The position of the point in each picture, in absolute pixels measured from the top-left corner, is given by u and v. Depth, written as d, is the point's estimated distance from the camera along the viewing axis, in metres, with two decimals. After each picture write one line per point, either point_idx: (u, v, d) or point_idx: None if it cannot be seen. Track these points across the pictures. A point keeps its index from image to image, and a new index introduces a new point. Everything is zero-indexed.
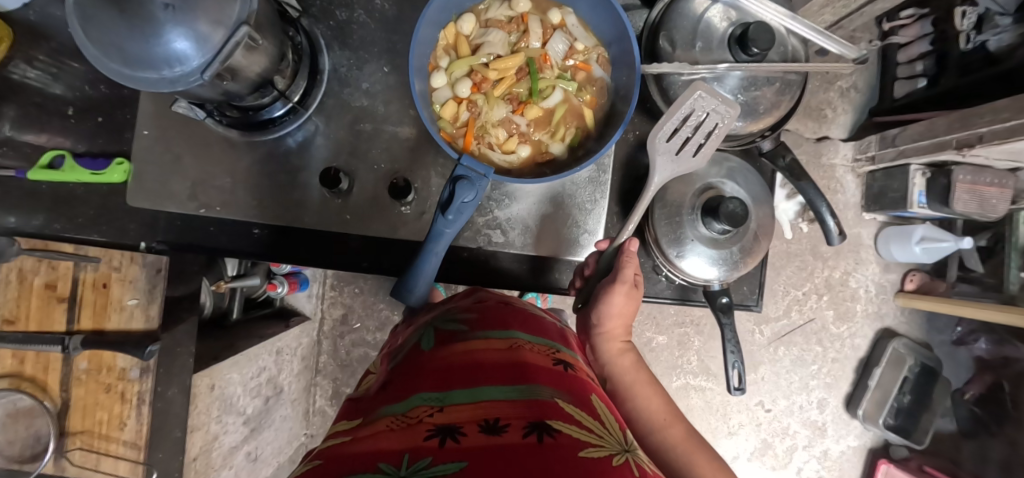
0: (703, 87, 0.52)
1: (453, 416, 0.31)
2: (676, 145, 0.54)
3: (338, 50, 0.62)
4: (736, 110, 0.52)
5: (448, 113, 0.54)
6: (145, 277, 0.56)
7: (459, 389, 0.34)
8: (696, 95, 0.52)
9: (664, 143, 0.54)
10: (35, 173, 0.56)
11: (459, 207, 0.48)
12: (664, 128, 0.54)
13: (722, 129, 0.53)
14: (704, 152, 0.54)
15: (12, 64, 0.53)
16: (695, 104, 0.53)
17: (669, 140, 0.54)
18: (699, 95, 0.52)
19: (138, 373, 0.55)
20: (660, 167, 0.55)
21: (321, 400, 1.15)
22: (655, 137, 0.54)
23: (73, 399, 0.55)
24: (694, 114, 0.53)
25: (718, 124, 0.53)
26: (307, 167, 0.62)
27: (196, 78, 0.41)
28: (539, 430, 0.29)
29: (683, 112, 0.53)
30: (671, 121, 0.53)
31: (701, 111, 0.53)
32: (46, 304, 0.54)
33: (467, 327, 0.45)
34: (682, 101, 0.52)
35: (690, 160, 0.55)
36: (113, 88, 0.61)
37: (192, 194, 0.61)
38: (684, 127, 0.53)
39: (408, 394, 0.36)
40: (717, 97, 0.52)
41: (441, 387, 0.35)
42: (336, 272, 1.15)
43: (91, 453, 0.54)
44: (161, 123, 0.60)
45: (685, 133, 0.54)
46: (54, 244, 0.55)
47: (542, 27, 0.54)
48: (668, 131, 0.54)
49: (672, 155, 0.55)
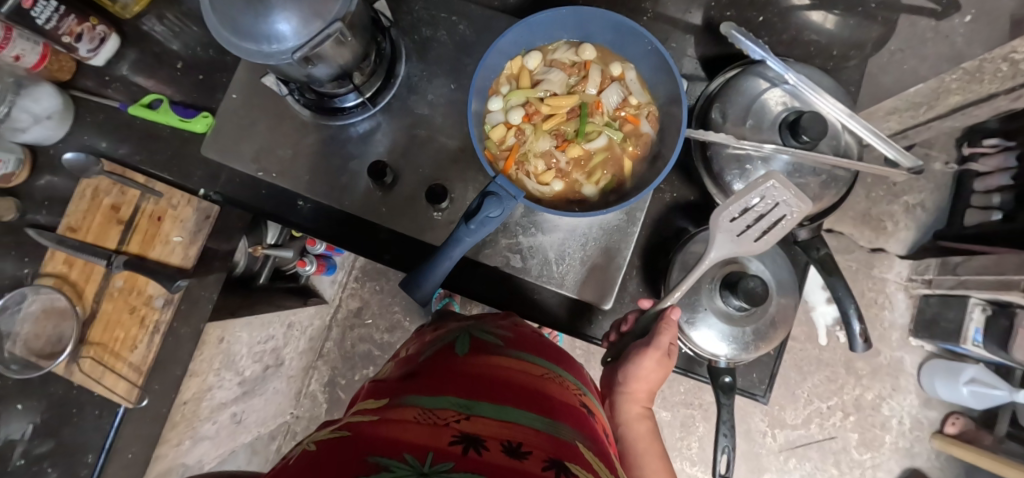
0: (777, 177, 0.51)
1: (479, 427, 0.32)
2: (739, 227, 0.53)
3: (414, 61, 0.65)
4: (808, 207, 0.51)
5: (496, 135, 0.54)
6: (194, 219, 0.62)
7: (486, 402, 0.35)
8: (769, 183, 0.51)
9: (726, 223, 0.53)
10: (134, 109, 0.64)
11: (482, 221, 0.48)
12: (731, 208, 0.52)
13: (790, 221, 0.52)
14: (766, 240, 0.53)
15: (145, 18, 0.66)
16: (767, 191, 0.51)
17: (734, 221, 0.52)
18: (770, 184, 0.51)
19: (161, 303, 0.60)
20: (717, 245, 0.53)
21: (314, 384, 1.28)
22: (719, 216, 0.52)
23: (100, 312, 0.60)
24: (762, 200, 0.52)
25: (786, 216, 0.52)
26: (358, 157, 0.64)
27: (286, 57, 0.47)
28: (560, 469, 0.29)
29: (752, 197, 0.52)
30: (739, 203, 0.52)
31: (770, 200, 0.51)
32: (106, 223, 0.61)
33: (502, 345, 0.46)
34: (754, 187, 0.51)
35: (749, 245, 0.53)
36: (219, 54, 0.68)
37: (255, 157, 0.65)
38: (750, 211, 0.52)
39: (436, 391, 0.36)
40: (790, 189, 0.51)
41: (469, 394, 0.36)
42: (361, 268, 1.30)
43: (98, 365, 0.58)
44: (249, 90, 0.66)
45: (750, 217, 0.52)
46: (130, 173, 0.63)
47: (601, 77, 0.55)
48: (734, 212, 0.52)
49: (734, 237, 0.53)
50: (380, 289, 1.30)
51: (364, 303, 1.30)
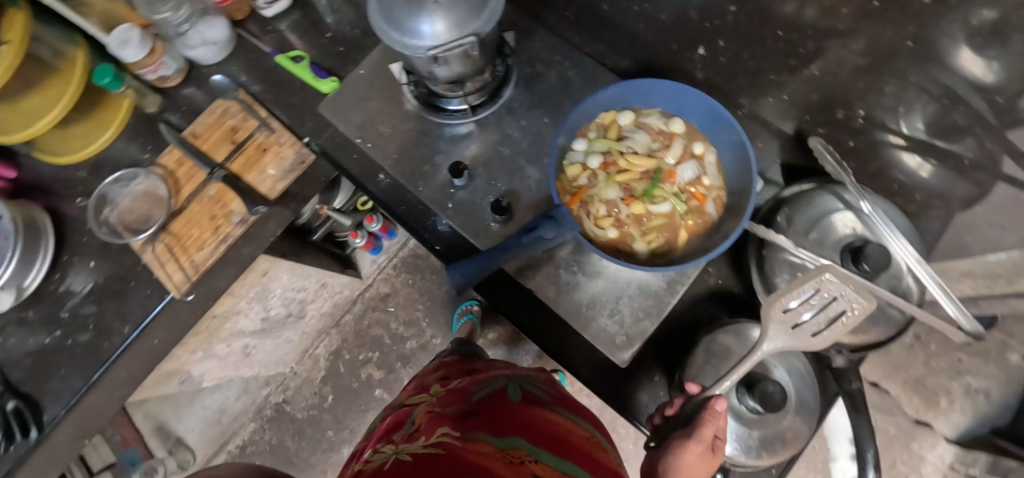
0: (833, 271, 0.51)
1: (548, 470, 0.36)
2: (796, 318, 0.51)
3: (521, 89, 0.70)
4: (871, 303, 0.50)
5: (571, 171, 0.57)
6: (291, 160, 0.70)
7: (549, 452, 0.39)
8: (825, 276, 0.50)
9: (780, 312, 0.51)
10: (280, 58, 0.74)
11: (536, 236, 0.54)
12: (790, 298, 0.51)
13: (854, 316, 0.50)
14: (824, 336, 0.51)
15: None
16: (823, 285, 0.51)
17: (788, 312, 0.51)
18: (826, 276, 0.51)
19: (237, 220, 0.68)
20: (770, 337, 0.52)
21: (322, 349, 1.34)
22: (773, 304, 0.51)
23: (187, 210, 0.69)
24: (818, 291, 0.51)
25: (847, 310, 0.50)
26: (442, 152, 0.69)
27: (417, 51, 0.55)
28: None
29: (810, 288, 0.51)
30: (795, 294, 0.51)
31: (827, 294, 0.51)
32: (222, 140, 0.71)
33: (550, 403, 0.52)
34: (810, 278, 0.51)
35: (808, 338, 0.51)
36: (362, 34, 0.76)
37: (360, 126, 0.71)
38: (807, 302, 0.51)
39: (504, 432, 0.41)
40: (850, 285, 0.50)
41: (532, 439, 0.41)
42: (403, 258, 1.36)
43: (167, 252, 0.68)
44: (376, 70, 0.73)
45: (806, 309, 0.51)
46: (256, 105, 0.73)
47: (683, 151, 0.58)
48: (790, 302, 0.51)
49: (791, 327, 0.51)
50: (412, 283, 1.35)
51: (394, 291, 1.35)
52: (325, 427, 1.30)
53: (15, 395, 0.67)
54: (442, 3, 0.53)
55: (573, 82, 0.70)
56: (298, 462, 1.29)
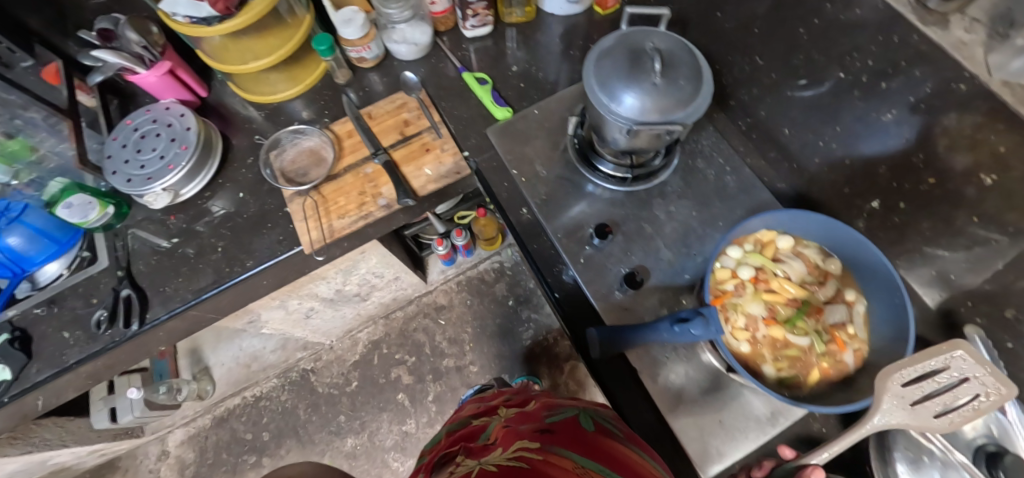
0: (966, 347, 0.43)
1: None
2: (915, 398, 0.46)
3: (677, 176, 0.73)
4: (1012, 390, 0.43)
5: (720, 274, 0.58)
6: (449, 168, 0.75)
7: None
8: (955, 353, 0.43)
9: (897, 387, 0.45)
10: (468, 76, 0.80)
11: (684, 330, 0.49)
12: (909, 372, 0.45)
13: (986, 401, 0.44)
14: (949, 418, 0.46)
15: (512, 31, 0.87)
16: (953, 361, 0.44)
17: (907, 387, 0.45)
18: (957, 354, 0.43)
19: (382, 203, 0.72)
20: (885, 412, 0.46)
21: (365, 334, 1.36)
22: (889, 377, 0.45)
23: (342, 178, 0.74)
24: (944, 371, 0.44)
25: (978, 395, 0.45)
26: (585, 208, 0.72)
27: (616, 118, 0.59)
28: None
29: (936, 365, 0.44)
30: (915, 369, 0.45)
31: (956, 371, 0.44)
32: (393, 127, 0.77)
33: (625, 436, 0.49)
34: (936, 353, 0.44)
35: (927, 418, 0.47)
36: (542, 80, 0.83)
37: (517, 158, 0.74)
38: (929, 379, 0.45)
39: (584, 458, 0.39)
40: (987, 365, 0.43)
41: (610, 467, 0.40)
42: (469, 278, 1.40)
43: (312, 208, 0.73)
44: (548, 113, 0.77)
45: (927, 386, 0.45)
46: (432, 108, 0.79)
47: (834, 293, 0.58)
48: (909, 377, 0.45)
49: (909, 407, 0.46)
50: (469, 304, 1.37)
51: (450, 305, 1.37)
52: (339, 410, 1.30)
53: (132, 284, 0.72)
54: (657, 86, 0.57)
55: (729, 187, 0.72)
56: (302, 433, 1.29)
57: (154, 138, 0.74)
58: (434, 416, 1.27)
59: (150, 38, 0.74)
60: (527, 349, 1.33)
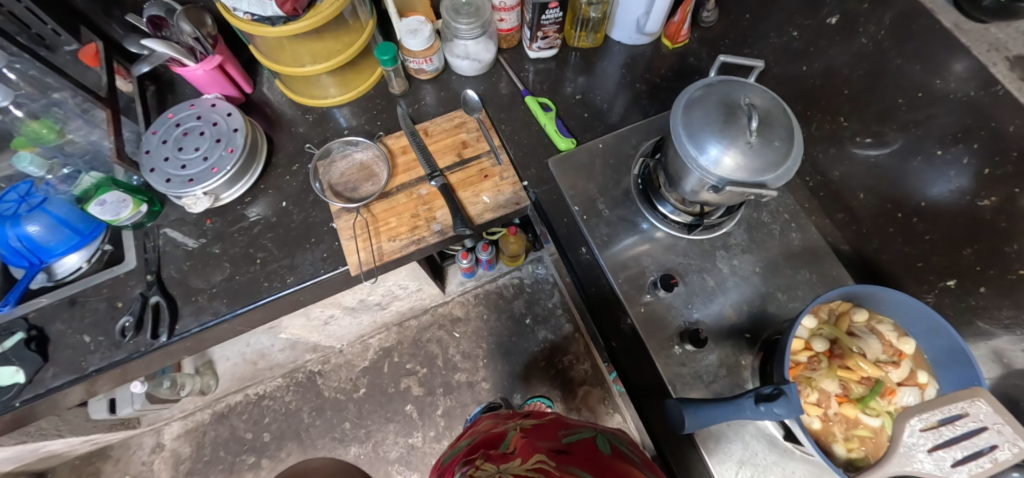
0: (984, 396, 0.41)
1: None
2: (930, 443, 0.41)
3: (741, 229, 0.71)
4: None
5: (794, 344, 0.57)
6: (506, 197, 0.72)
7: None
8: (972, 400, 0.41)
9: (909, 429, 0.42)
10: (531, 100, 0.77)
11: (767, 410, 0.47)
12: (921, 417, 0.42)
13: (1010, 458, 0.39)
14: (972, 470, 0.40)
15: (576, 57, 0.84)
16: (968, 408, 0.41)
17: (919, 430, 0.42)
18: (976, 402, 0.41)
19: (436, 228, 0.70)
20: (896, 456, 0.42)
21: (376, 340, 1.33)
22: (898, 416, 0.43)
23: (395, 197, 0.71)
24: (962, 416, 0.41)
25: (999, 447, 0.40)
26: (648, 252, 0.69)
27: (703, 172, 0.57)
28: None
29: (952, 413, 0.41)
30: (928, 411, 0.42)
31: (972, 422, 0.41)
32: (450, 148, 0.75)
33: (638, 463, 0.48)
34: (951, 396, 0.42)
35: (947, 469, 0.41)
36: (605, 112, 0.81)
37: (578, 192, 0.71)
38: (947, 426, 0.41)
39: None
40: (1009, 417, 0.40)
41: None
42: (488, 292, 1.37)
43: (363, 227, 0.69)
44: (612, 148, 0.75)
45: (945, 433, 0.41)
46: (491, 132, 0.76)
47: (910, 374, 0.56)
48: (922, 422, 0.42)
49: (922, 451, 0.41)
50: (485, 318, 1.35)
51: (466, 318, 1.35)
52: (345, 416, 1.26)
53: (162, 291, 0.68)
54: (751, 146, 0.55)
55: (794, 246, 0.70)
56: (304, 437, 1.25)
57: (198, 136, 0.70)
58: (442, 431, 1.24)
59: (203, 29, 0.71)
60: (542, 370, 1.30)
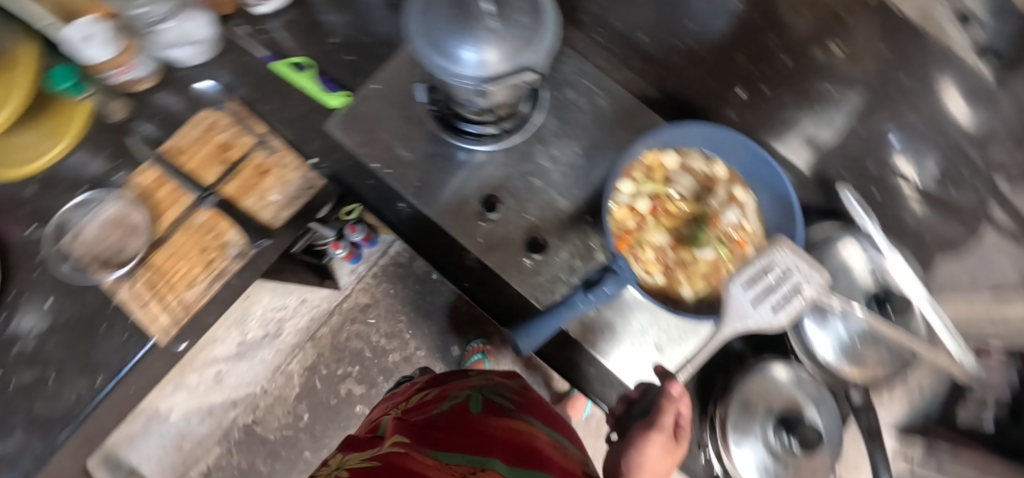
0: (787, 244, 0.46)
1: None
2: (756, 296, 0.44)
3: (550, 116, 0.66)
4: (823, 277, 0.45)
5: (618, 215, 0.56)
6: (297, 185, 0.63)
7: (502, 461, 0.38)
8: (780, 249, 0.46)
9: (739, 288, 0.45)
10: (278, 65, 0.65)
11: (600, 294, 0.47)
12: (742, 276, 0.45)
13: (808, 292, 0.45)
14: (788, 315, 0.43)
15: None
16: (776, 257, 0.46)
17: (748, 287, 0.45)
18: (781, 251, 0.46)
19: (234, 253, 0.60)
20: (731, 315, 0.45)
21: (296, 364, 1.24)
22: (729, 280, 0.45)
23: (172, 240, 0.61)
24: (771, 267, 0.45)
25: (802, 284, 0.45)
26: (468, 181, 0.64)
27: (465, 80, 0.50)
28: None
29: (766, 262, 0.45)
30: (751, 267, 0.45)
31: (780, 266, 0.46)
32: (209, 158, 0.63)
33: (514, 408, 0.49)
34: (765, 250, 0.46)
35: (770, 318, 0.44)
36: (373, 44, 0.71)
37: (371, 147, 0.63)
38: (766, 276, 0.45)
39: (456, 447, 0.39)
40: (802, 257, 0.46)
41: (484, 451, 0.38)
42: (385, 266, 1.29)
43: (148, 289, 0.60)
44: (391, 85, 0.65)
45: (767, 282, 0.45)
46: (252, 121, 0.65)
47: (726, 196, 0.58)
48: (748, 277, 0.45)
49: (751, 307, 0.44)
50: (393, 293, 1.28)
51: (374, 302, 1.28)
52: (301, 447, 1.22)
53: None
54: (494, 31, 0.48)
55: (605, 111, 0.67)
56: None
57: None
58: None
59: None
60: (469, 314, 1.29)
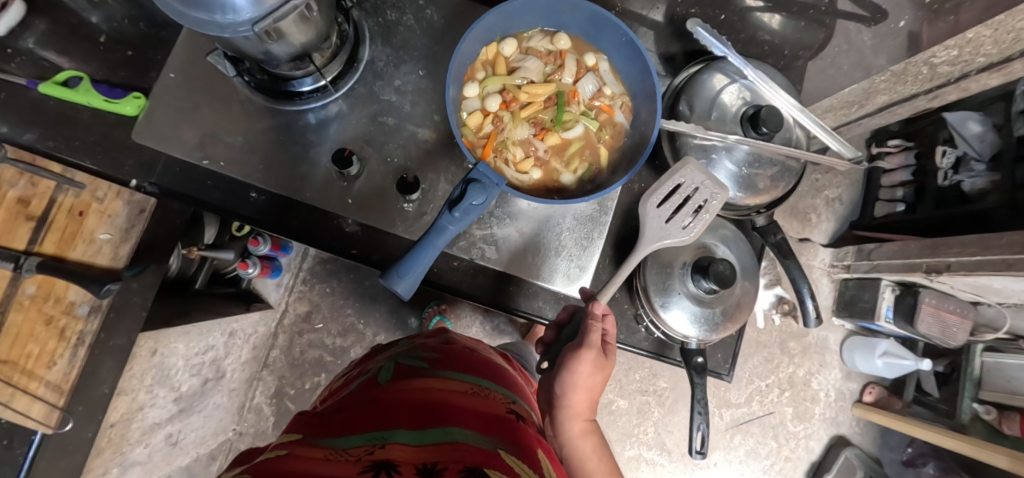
0: (694, 163, 0.53)
1: (396, 452, 0.32)
2: (668, 211, 0.53)
3: (380, 45, 0.60)
4: (726, 194, 0.53)
5: (473, 122, 0.53)
6: (126, 215, 0.54)
7: (405, 429, 0.35)
8: (687, 167, 0.53)
9: (654, 208, 0.53)
10: (46, 87, 0.52)
11: (467, 208, 0.45)
12: (657, 194, 0.53)
13: (712, 205, 0.53)
14: (694, 228, 0.53)
15: None
16: (686, 175, 0.53)
17: (661, 207, 0.53)
18: (689, 170, 0.53)
19: (87, 311, 0.51)
20: (647, 230, 0.53)
21: (260, 397, 1.17)
22: (646, 200, 0.52)
23: (7, 325, 0.48)
24: (683, 186, 0.53)
25: (708, 200, 0.53)
26: (319, 145, 0.58)
27: (245, 29, 0.40)
28: None
29: (676, 183, 0.53)
30: (664, 188, 0.53)
31: (689, 184, 0.53)
32: (11, 219, 0.49)
33: (428, 365, 0.47)
34: (675, 170, 0.52)
35: (678, 232, 0.53)
36: (152, 29, 0.60)
37: (201, 144, 0.57)
38: (676, 194, 0.53)
39: (356, 428, 0.36)
40: (708, 174, 0.53)
41: (385, 424, 0.36)
42: (310, 268, 1.20)
43: (6, 387, 0.47)
44: (190, 69, 0.58)
45: (676, 200, 0.52)
46: (42, 161, 0.52)
47: (577, 66, 0.55)
48: (661, 197, 0.53)
49: (664, 221, 0.53)
50: (331, 290, 1.21)
51: (315, 306, 1.20)
52: None
53: None
54: None
55: (436, 23, 0.61)
56: None
57: None
58: None
59: None
60: None
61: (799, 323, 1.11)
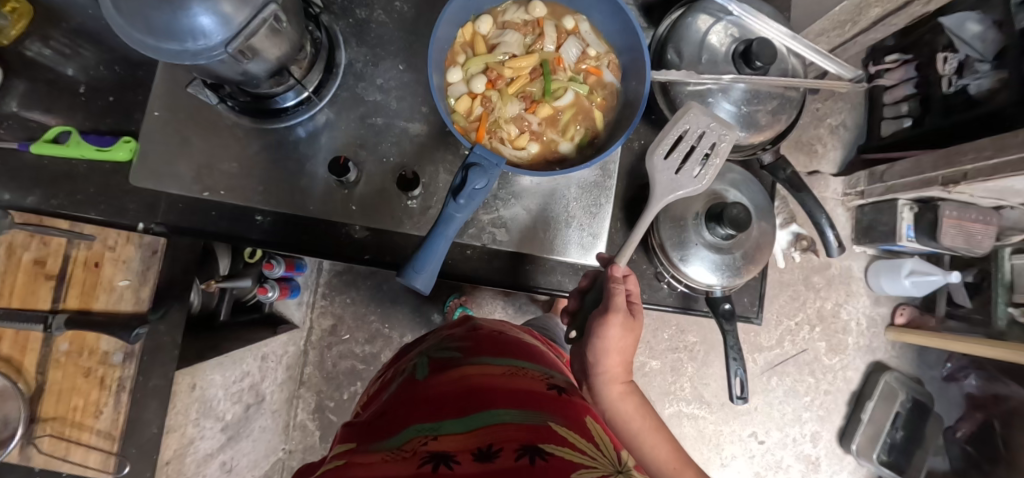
0: (697, 107, 0.52)
1: (449, 441, 0.32)
2: (676, 162, 0.51)
3: (355, 47, 0.59)
4: (734, 132, 0.51)
5: (462, 106, 0.52)
6: (140, 257, 0.53)
7: (452, 419, 0.35)
8: (690, 113, 0.52)
9: (662, 159, 0.51)
10: (39, 147, 0.53)
11: (471, 194, 0.45)
12: (662, 145, 0.51)
13: (722, 147, 0.52)
14: (706, 173, 0.51)
15: None
16: (689, 121, 0.52)
17: (669, 157, 0.51)
18: (693, 114, 0.52)
19: (121, 357, 0.51)
20: (658, 183, 0.52)
21: (302, 414, 1.19)
22: (653, 152, 0.51)
23: (49, 383, 0.50)
24: (689, 132, 0.52)
25: (717, 143, 0.51)
26: (314, 156, 0.58)
27: (219, 53, 0.39)
28: (531, 453, 0.30)
29: (681, 129, 0.51)
30: (670, 137, 0.51)
31: (695, 130, 0.51)
32: (33, 281, 0.50)
33: (461, 354, 0.47)
34: (678, 117, 0.51)
35: (690, 179, 0.52)
36: (128, 69, 0.59)
37: (198, 176, 0.57)
38: (683, 142, 0.51)
39: (404, 426, 0.36)
40: (711, 117, 0.51)
41: (432, 418, 0.36)
42: (327, 282, 1.21)
43: (61, 441, 0.49)
44: (173, 104, 0.57)
45: (684, 147, 0.51)
46: (49, 220, 0.52)
47: (556, 32, 0.54)
48: (668, 147, 0.51)
49: (673, 172, 0.51)
50: (351, 300, 1.22)
51: (339, 319, 1.21)
52: None
53: None
54: None
55: (408, 13, 0.60)
56: None
57: None
58: None
59: None
60: None
61: (820, 256, 1.10)
